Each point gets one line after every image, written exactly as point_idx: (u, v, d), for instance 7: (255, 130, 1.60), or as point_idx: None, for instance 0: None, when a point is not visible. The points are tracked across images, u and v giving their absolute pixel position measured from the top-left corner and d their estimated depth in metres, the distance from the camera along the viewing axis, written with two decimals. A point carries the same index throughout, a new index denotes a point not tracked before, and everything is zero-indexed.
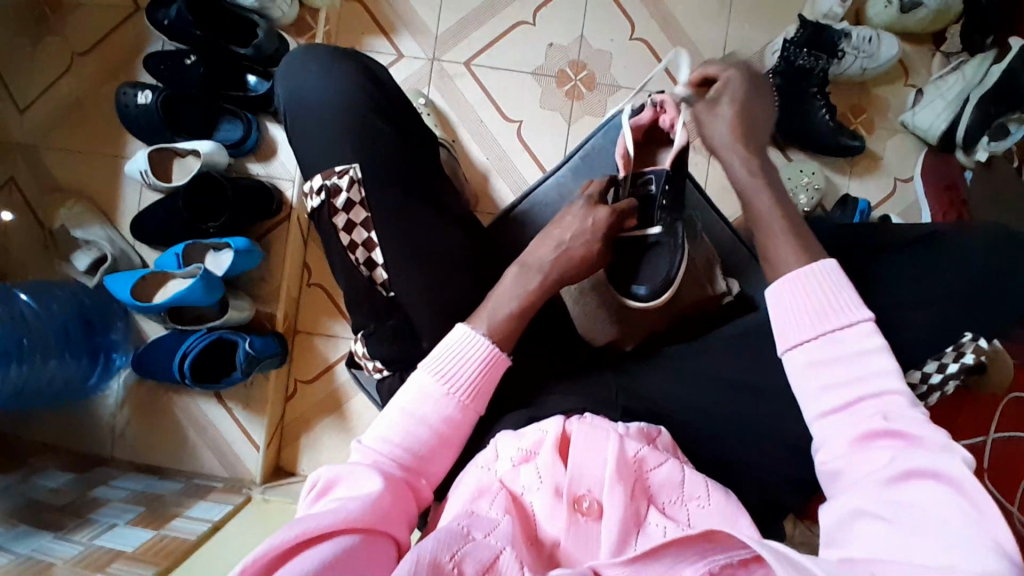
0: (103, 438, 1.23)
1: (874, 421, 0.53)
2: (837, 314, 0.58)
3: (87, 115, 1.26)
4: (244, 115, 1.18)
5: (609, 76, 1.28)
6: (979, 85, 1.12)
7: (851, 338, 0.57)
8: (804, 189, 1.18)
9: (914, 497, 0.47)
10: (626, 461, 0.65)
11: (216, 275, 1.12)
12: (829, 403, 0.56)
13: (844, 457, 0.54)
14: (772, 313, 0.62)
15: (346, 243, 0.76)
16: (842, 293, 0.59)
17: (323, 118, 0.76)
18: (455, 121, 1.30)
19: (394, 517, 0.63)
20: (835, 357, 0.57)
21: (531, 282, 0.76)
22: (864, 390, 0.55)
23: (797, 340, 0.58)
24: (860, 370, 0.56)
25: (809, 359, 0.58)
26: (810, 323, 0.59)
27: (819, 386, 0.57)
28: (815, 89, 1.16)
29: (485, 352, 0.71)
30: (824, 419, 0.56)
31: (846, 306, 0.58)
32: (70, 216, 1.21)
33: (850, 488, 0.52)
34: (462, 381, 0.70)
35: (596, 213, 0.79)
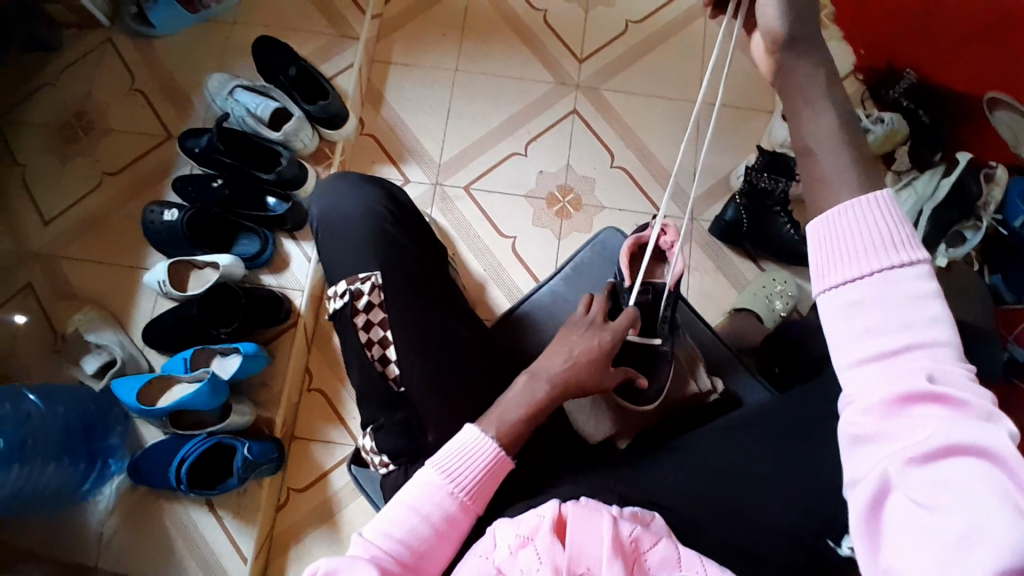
0: (87, 547, 1.17)
1: (917, 378, 0.48)
2: (886, 251, 0.52)
3: (113, 228, 1.36)
4: (263, 233, 1.29)
5: (594, 197, 1.43)
6: (931, 197, 1.22)
7: (898, 278, 0.51)
8: (778, 296, 1.27)
9: (956, 471, 0.45)
10: (621, 540, 0.67)
11: (222, 378, 1.17)
12: (866, 349, 0.51)
13: (878, 409, 0.49)
14: (816, 245, 0.55)
15: (364, 340, 0.81)
16: (895, 229, 0.53)
17: (344, 229, 0.86)
18: (455, 237, 1.41)
19: None
20: (882, 302, 0.51)
21: (541, 386, 0.80)
22: (907, 340, 0.50)
23: (844, 278, 0.53)
24: (908, 319, 0.50)
25: (852, 299, 0.53)
26: (854, 258, 0.53)
27: (859, 333, 0.51)
28: (778, 207, 1.29)
29: (489, 453, 0.76)
30: (864, 372, 0.51)
31: (897, 244, 0.52)
32: (83, 320, 1.26)
33: (881, 448, 0.49)
34: (466, 479, 0.74)
35: (607, 333, 0.83)
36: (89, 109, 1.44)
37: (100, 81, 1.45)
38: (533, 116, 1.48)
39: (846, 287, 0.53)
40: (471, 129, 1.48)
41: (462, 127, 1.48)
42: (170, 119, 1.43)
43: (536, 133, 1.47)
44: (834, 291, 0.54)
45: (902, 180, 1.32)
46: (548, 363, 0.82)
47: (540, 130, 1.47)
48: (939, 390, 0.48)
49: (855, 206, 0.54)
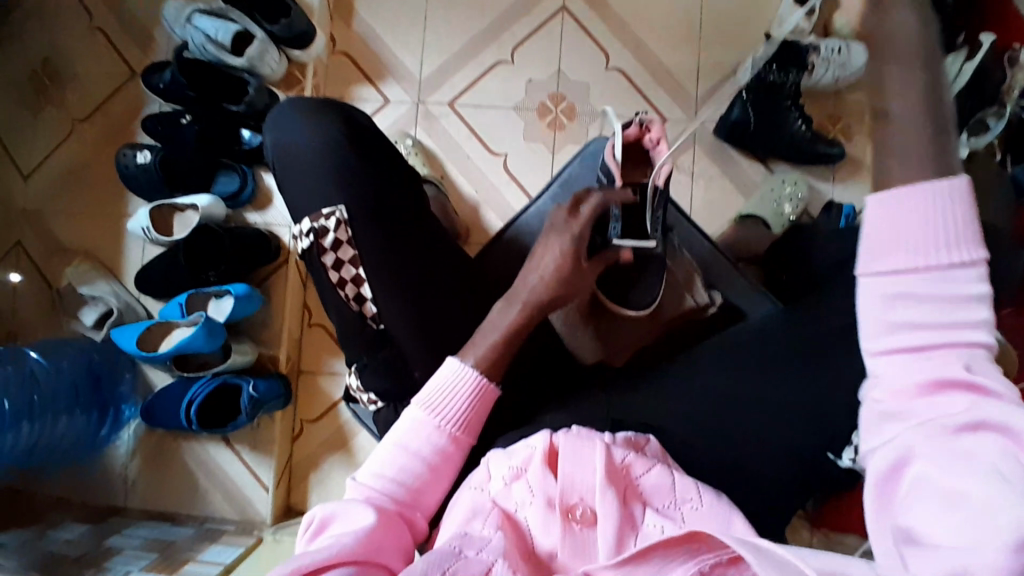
0: (115, 490, 1.25)
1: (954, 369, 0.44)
2: (943, 245, 0.45)
3: (91, 177, 1.32)
4: (240, 167, 1.23)
5: (588, 105, 1.33)
6: (952, 82, 1.11)
7: (950, 277, 0.45)
8: (787, 199, 1.21)
9: (978, 444, 0.42)
10: (615, 467, 0.66)
11: (218, 321, 1.15)
12: (902, 338, 0.46)
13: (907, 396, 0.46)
14: (867, 227, 0.48)
15: (336, 280, 0.78)
16: (956, 222, 0.46)
17: (306, 164, 0.80)
18: (443, 158, 1.34)
19: (389, 547, 0.64)
20: (928, 295, 0.46)
21: (514, 310, 0.79)
22: (947, 335, 0.45)
23: (892, 266, 0.46)
24: (952, 313, 0.45)
25: (897, 290, 0.46)
26: (906, 247, 0.46)
27: (893, 316, 0.47)
28: (789, 101, 1.19)
29: (472, 383, 0.74)
30: (893, 360, 0.47)
31: (956, 237, 0.45)
32: (76, 273, 1.25)
33: (903, 433, 0.46)
34: (452, 413, 0.73)
35: (566, 242, 0.80)
36: (51, 55, 1.35)
37: (53, 19, 1.35)
38: (517, 19, 1.35)
39: (890, 276, 0.47)
40: (451, 39, 1.36)
41: (441, 37, 1.36)
42: (131, 55, 1.34)
43: (522, 37, 1.35)
44: (877, 278, 0.47)
45: None
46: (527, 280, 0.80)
47: (526, 33, 1.35)
48: (972, 378, 0.44)
49: (917, 192, 0.46)
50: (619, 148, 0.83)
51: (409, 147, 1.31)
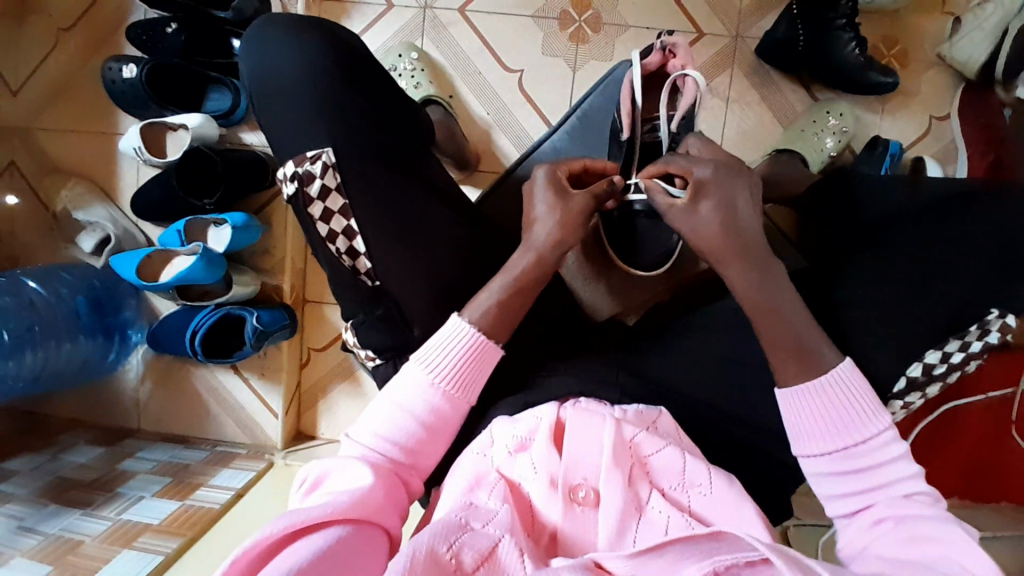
0: (128, 412, 1.29)
1: (886, 508, 0.56)
2: (853, 430, 0.59)
3: (78, 92, 1.23)
4: (229, 82, 1.14)
5: (616, 14, 1.18)
6: (1020, 12, 0.99)
7: (875, 452, 0.58)
8: (828, 132, 1.09)
9: (922, 559, 0.50)
10: (623, 445, 0.63)
11: (217, 251, 1.11)
12: (844, 495, 0.59)
13: (860, 535, 0.57)
14: (784, 415, 0.62)
15: (325, 233, 0.72)
16: (866, 401, 0.59)
17: (288, 92, 0.71)
18: (451, 74, 1.22)
19: (386, 508, 0.60)
20: (855, 463, 0.58)
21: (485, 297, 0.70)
22: (880, 489, 0.57)
23: (818, 448, 0.59)
24: (878, 474, 0.58)
25: (830, 466, 0.59)
26: (831, 436, 0.59)
27: (835, 489, 0.59)
28: (843, 19, 1.04)
29: (469, 339, 0.68)
30: (840, 515, 0.59)
31: (869, 416, 0.59)
32: (71, 197, 1.21)
33: (860, 560, 0.54)
34: (449, 370, 0.68)
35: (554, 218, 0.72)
36: None
37: None
38: None
39: (823, 456, 0.60)
40: None
41: None
42: None
43: None
44: (809, 463, 0.61)
45: None
46: (535, 232, 0.72)
47: None
48: (897, 511, 0.55)
49: (823, 384, 0.60)
50: (637, 79, 0.74)
51: (414, 60, 1.19)
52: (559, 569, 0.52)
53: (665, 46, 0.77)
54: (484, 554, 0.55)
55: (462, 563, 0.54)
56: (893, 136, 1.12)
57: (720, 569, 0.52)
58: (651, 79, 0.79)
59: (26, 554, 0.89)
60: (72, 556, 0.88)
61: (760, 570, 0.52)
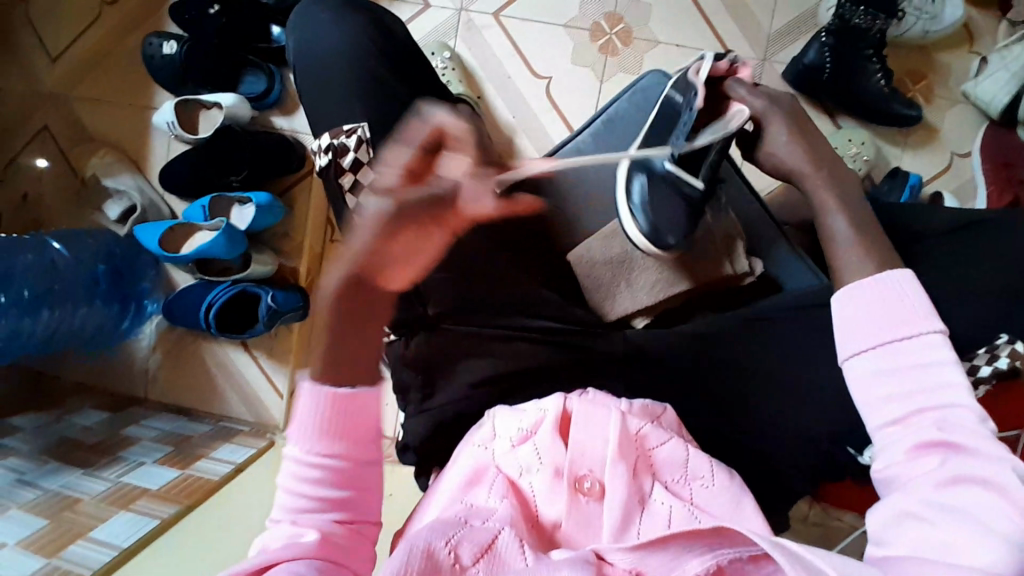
0: (136, 381, 1.31)
1: (932, 429, 0.49)
2: (902, 330, 0.53)
3: (117, 64, 1.26)
4: (267, 67, 1.17)
5: (647, 30, 1.20)
6: None
7: (926, 356, 0.52)
8: (850, 160, 1.10)
9: (958, 506, 0.45)
10: (628, 438, 0.64)
11: (239, 229, 1.14)
12: (886, 412, 0.52)
13: (896, 458, 0.50)
14: (835, 312, 0.57)
15: (353, 206, 0.74)
16: (918, 301, 0.54)
17: (326, 71, 0.74)
18: (480, 75, 1.25)
19: (350, 552, 0.57)
20: (899, 364, 0.52)
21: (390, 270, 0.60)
22: (922, 401, 0.51)
23: (863, 346, 0.54)
24: (925, 381, 0.51)
25: (873, 366, 0.53)
26: (879, 332, 0.53)
27: (880, 393, 0.52)
28: (871, 50, 1.06)
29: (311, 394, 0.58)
30: (881, 423, 0.52)
31: (916, 316, 0.53)
32: (102, 165, 1.24)
33: (896, 493, 0.49)
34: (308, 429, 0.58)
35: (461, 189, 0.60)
36: None
37: None
38: None
39: (867, 355, 0.54)
40: None
41: None
42: None
43: None
44: (851, 366, 0.55)
45: (1016, 33, 1.07)
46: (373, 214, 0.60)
47: None
48: (945, 431, 0.49)
49: (876, 285, 0.56)
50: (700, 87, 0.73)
51: (447, 60, 1.22)
52: (559, 564, 0.53)
53: (737, 59, 0.77)
54: (484, 548, 0.56)
55: (460, 558, 0.55)
56: (913, 170, 1.13)
57: (724, 563, 0.53)
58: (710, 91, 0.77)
59: (25, 506, 0.90)
60: (69, 513, 0.90)
61: (764, 566, 0.52)
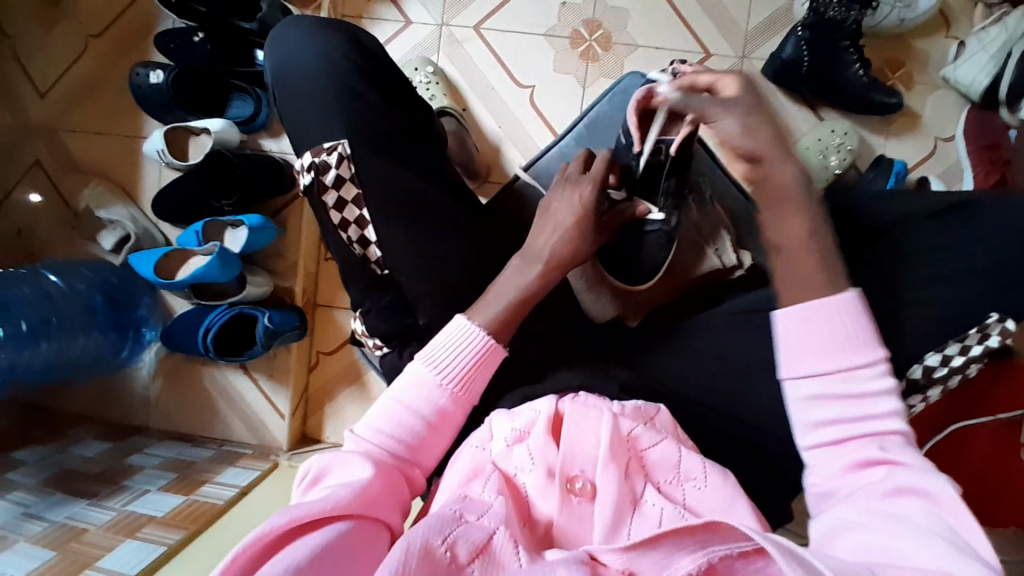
0: (138, 408, 1.31)
1: (873, 450, 0.54)
2: (847, 354, 0.57)
3: (105, 96, 1.28)
4: (253, 91, 1.18)
5: (626, 34, 1.22)
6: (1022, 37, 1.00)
7: (862, 386, 0.57)
8: (834, 150, 1.11)
9: (906, 513, 0.48)
10: (619, 439, 0.64)
11: (233, 251, 1.14)
12: (828, 433, 0.57)
13: (839, 478, 0.55)
14: (781, 333, 0.60)
15: (337, 221, 0.75)
16: (860, 330, 0.58)
17: (303, 91, 0.75)
18: (465, 88, 1.27)
19: (386, 503, 0.59)
20: (845, 389, 0.57)
21: (535, 269, 0.74)
22: (865, 426, 0.56)
23: (812, 369, 0.58)
24: (866, 406, 0.56)
25: (818, 387, 0.58)
26: (824, 358, 0.58)
27: (815, 417, 0.58)
28: (847, 41, 1.07)
29: (477, 343, 0.69)
30: (814, 446, 0.58)
31: (856, 346, 0.58)
32: (93, 196, 1.26)
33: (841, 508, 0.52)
34: (455, 371, 0.68)
35: (587, 186, 0.76)
36: None
37: None
38: None
39: (811, 379, 0.58)
40: None
41: None
42: None
43: None
44: (798, 387, 0.59)
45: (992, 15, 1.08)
46: (537, 242, 0.76)
47: None
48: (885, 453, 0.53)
49: (823, 309, 0.59)
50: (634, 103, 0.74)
51: (430, 74, 1.24)
52: (554, 564, 0.53)
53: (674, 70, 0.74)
54: (479, 546, 0.55)
55: (456, 555, 0.54)
56: (898, 156, 1.14)
57: (715, 560, 0.52)
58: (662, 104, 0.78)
59: (33, 539, 0.90)
60: (76, 543, 0.90)
61: (754, 561, 0.52)
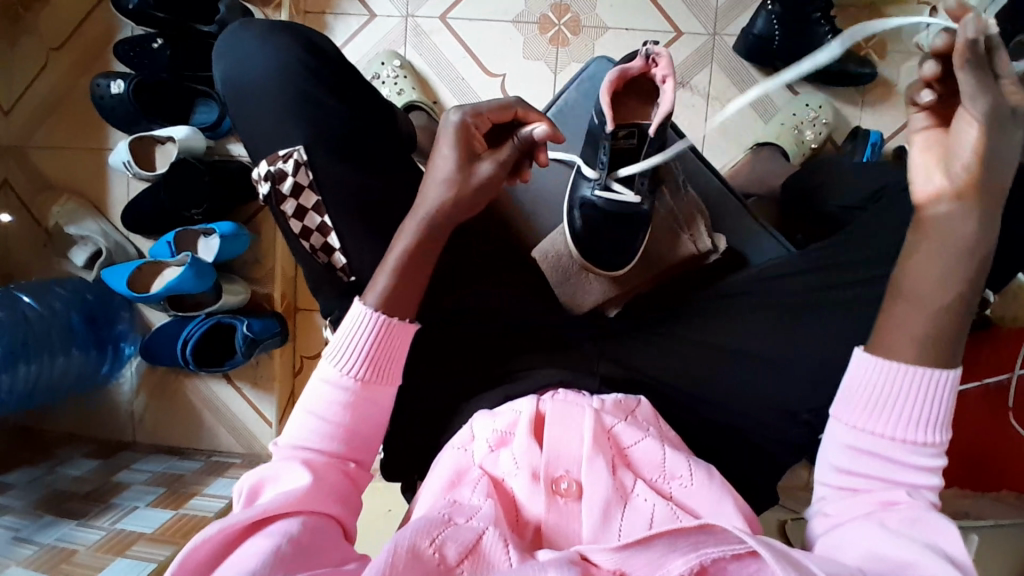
0: (123, 425, 1.30)
1: (893, 499, 0.50)
2: (909, 425, 0.50)
3: (69, 109, 1.25)
4: (217, 95, 1.16)
5: (595, 17, 1.19)
6: None
7: (917, 457, 0.51)
8: (810, 124, 1.09)
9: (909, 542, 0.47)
10: (602, 435, 0.63)
11: (206, 261, 1.12)
12: (859, 478, 0.52)
13: (848, 508, 0.52)
14: (852, 374, 0.53)
15: (299, 230, 0.73)
16: (941, 407, 0.50)
17: (257, 95, 0.73)
18: (434, 80, 1.24)
19: (333, 498, 0.56)
20: (891, 454, 0.51)
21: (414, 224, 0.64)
22: (897, 489, 0.50)
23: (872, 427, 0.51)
24: (906, 474, 0.50)
25: (868, 443, 0.51)
26: (890, 424, 0.51)
27: (849, 463, 0.52)
28: (818, 13, 1.04)
29: (371, 323, 0.61)
30: (834, 483, 0.53)
31: (931, 419, 0.50)
32: (63, 212, 1.23)
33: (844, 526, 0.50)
34: (356, 358, 0.60)
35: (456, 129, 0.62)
36: None
37: None
38: None
39: (866, 434, 0.51)
40: None
41: None
42: None
43: None
44: (845, 433, 0.53)
45: None
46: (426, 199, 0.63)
47: None
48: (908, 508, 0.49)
49: (912, 377, 0.50)
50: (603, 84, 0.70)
51: (397, 67, 1.21)
52: (545, 564, 0.51)
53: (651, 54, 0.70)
54: (468, 548, 0.54)
55: (445, 557, 0.52)
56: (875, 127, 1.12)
57: (708, 561, 0.52)
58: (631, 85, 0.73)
59: (22, 563, 0.89)
60: (66, 565, 0.89)
61: (747, 563, 0.52)
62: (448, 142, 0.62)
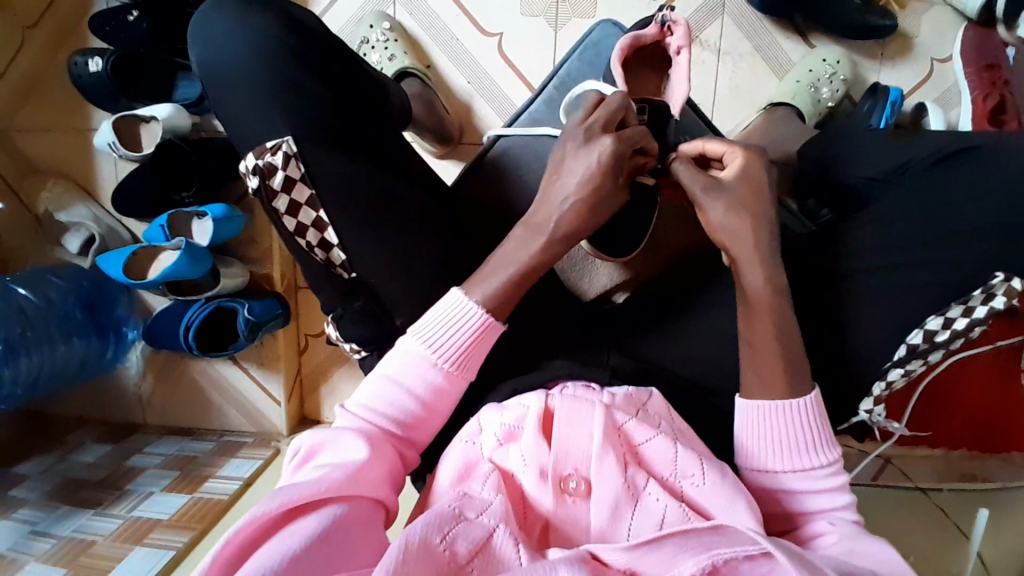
0: (132, 405, 1.31)
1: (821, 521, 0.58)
2: (807, 456, 0.59)
3: (47, 88, 1.19)
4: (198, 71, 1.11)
5: None
6: None
7: (817, 481, 0.59)
8: (827, 80, 1.03)
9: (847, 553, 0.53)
10: (614, 431, 0.61)
11: (200, 246, 1.09)
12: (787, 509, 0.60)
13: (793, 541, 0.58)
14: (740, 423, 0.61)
15: (292, 228, 0.68)
16: (815, 434, 0.59)
17: (237, 82, 0.68)
18: (426, 42, 1.17)
19: (381, 481, 0.56)
20: (802, 483, 0.59)
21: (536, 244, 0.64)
22: (819, 509, 0.59)
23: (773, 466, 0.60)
24: (821, 497, 0.59)
25: (779, 481, 0.60)
26: (784, 457, 0.59)
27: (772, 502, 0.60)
28: None
29: (476, 323, 0.61)
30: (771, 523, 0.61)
31: (817, 446, 0.59)
32: (52, 198, 1.20)
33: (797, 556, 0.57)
34: (452, 348, 0.61)
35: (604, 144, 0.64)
36: None
37: None
38: None
39: (776, 473, 0.60)
40: None
41: None
42: None
43: None
44: (757, 476, 0.61)
45: None
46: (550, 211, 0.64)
47: None
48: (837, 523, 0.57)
49: (789, 407, 0.59)
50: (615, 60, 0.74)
51: (387, 31, 1.14)
52: (555, 562, 0.49)
53: (665, 20, 0.74)
54: (479, 544, 0.53)
55: (455, 554, 0.52)
56: (892, 84, 1.06)
57: (719, 561, 0.51)
58: (643, 52, 0.77)
59: (41, 558, 0.91)
60: (85, 557, 0.90)
61: (759, 563, 0.51)
62: (590, 158, 0.63)
